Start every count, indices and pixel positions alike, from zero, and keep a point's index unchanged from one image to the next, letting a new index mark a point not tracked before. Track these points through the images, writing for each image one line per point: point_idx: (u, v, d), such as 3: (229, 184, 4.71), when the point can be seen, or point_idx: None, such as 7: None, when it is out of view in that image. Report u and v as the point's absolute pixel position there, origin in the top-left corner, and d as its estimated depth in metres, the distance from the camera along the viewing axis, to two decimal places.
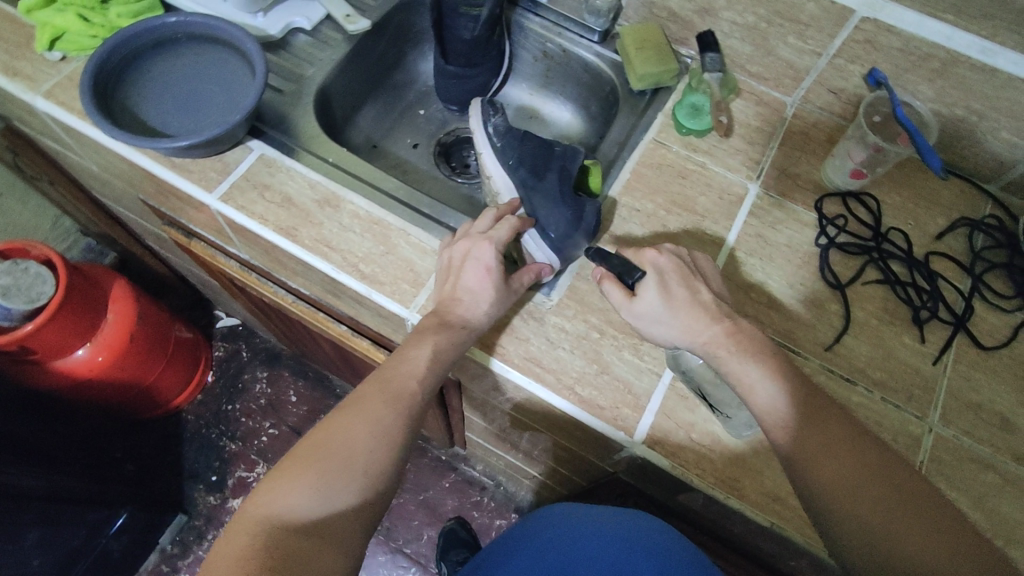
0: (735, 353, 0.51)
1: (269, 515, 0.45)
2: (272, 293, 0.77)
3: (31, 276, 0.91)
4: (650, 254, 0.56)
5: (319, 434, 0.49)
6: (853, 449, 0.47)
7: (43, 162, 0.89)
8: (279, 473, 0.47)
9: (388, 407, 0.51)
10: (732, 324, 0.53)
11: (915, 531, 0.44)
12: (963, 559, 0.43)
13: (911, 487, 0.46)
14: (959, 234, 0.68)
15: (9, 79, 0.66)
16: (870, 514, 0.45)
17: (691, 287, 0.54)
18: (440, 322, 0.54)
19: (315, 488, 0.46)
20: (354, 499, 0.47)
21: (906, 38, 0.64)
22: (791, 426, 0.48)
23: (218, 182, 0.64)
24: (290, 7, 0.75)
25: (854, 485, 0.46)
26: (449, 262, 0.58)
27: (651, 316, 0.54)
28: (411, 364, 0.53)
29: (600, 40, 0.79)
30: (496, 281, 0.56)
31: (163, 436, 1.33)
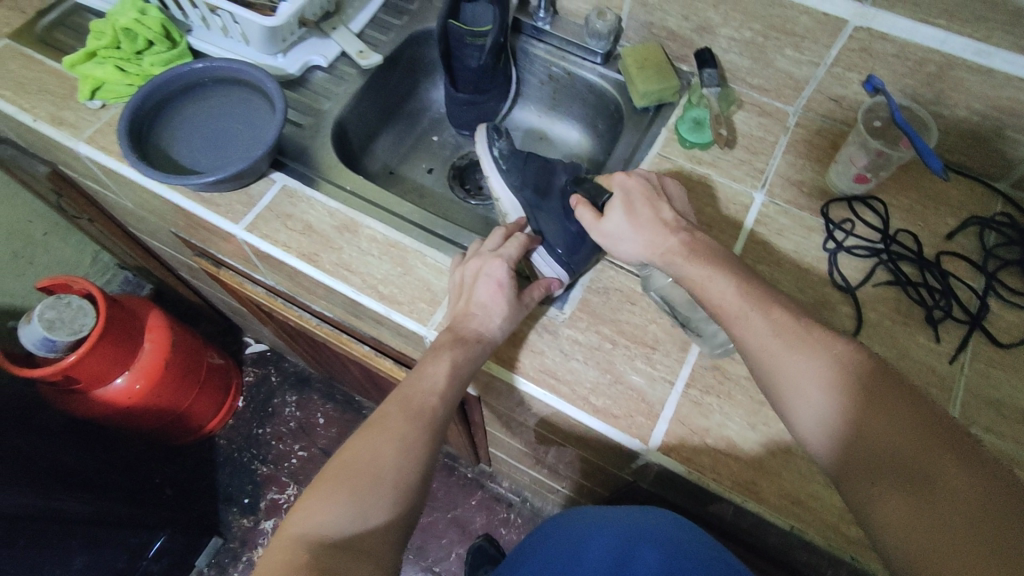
0: (689, 259, 0.55)
1: (304, 533, 0.46)
2: (299, 317, 0.81)
3: (74, 309, 0.96)
4: (618, 177, 0.61)
5: (347, 453, 0.51)
6: (833, 359, 0.46)
7: (84, 203, 0.95)
8: (311, 494, 0.49)
9: (411, 423, 0.53)
10: (689, 236, 0.56)
11: (901, 434, 0.42)
12: (954, 458, 0.41)
13: (886, 384, 0.44)
14: (970, 233, 0.68)
15: (55, 128, 0.72)
16: (855, 423, 0.44)
17: (655, 207, 0.59)
18: (455, 338, 0.57)
19: (347, 505, 0.48)
20: (385, 516, 0.49)
21: (901, 44, 0.64)
22: (769, 346, 0.48)
23: (244, 214, 0.68)
24: (307, 46, 0.79)
25: (834, 397, 0.45)
26: (461, 280, 0.61)
27: (617, 235, 0.59)
28: (429, 380, 0.55)
29: (602, 61, 0.82)
30: (508, 296, 0.59)
31: (197, 461, 1.36)
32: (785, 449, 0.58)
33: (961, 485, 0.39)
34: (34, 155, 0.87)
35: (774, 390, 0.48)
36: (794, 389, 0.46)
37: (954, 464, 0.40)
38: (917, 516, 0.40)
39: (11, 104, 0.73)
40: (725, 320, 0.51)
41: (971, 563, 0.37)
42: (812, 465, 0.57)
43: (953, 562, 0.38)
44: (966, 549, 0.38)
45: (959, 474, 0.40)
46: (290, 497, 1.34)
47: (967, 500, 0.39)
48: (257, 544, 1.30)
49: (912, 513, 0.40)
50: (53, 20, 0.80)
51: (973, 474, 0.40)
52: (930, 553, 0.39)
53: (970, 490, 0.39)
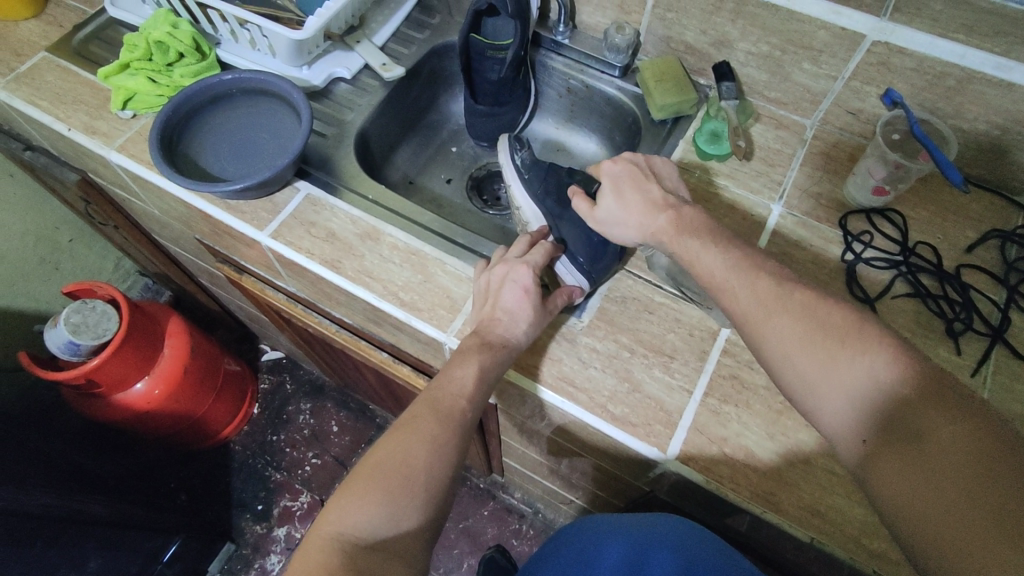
0: (677, 237, 0.56)
1: (340, 533, 0.47)
2: (318, 323, 0.82)
3: (98, 313, 0.98)
4: (606, 164, 0.63)
5: (380, 452, 0.52)
6: (813, 318, 0.48)
7: (111, 210, 0.97)
8: (344, 492, 0.50)
9: (441, 425, 0.53)
10: (676, 212, 0.58)
11: (882, 384, 0.44)
12: (938, 406, 0.42)
13: (870, 340, 0.45)
14: (990, 246, 0.68)
15: (88, 137, 0.74)
16: (839, 378, 0.45)
17: (642, 187, 0.60)
18: (481, 342, 0.57)
19: (381, 506, 0.49)
20: (417, 518, 0.50)
21: (919, 59, 0.64)
22: (759, 317, 0.49)
23: (269, 221, 0.70)
24: (331, 59, 0.81)
25: (816, 354, 0.46)
26: (487, 286, 0.61)
27: (611, 220, 0.61)
28: (458, 383, 0.55)
29: (620, 74, 0.83)
30: (534, 303, 0.59)
31: (213, 466, 1.38)
32: (804, 460, 0.57)
33: (945, 434, 0.41)
34: (66, 164, 0.90)
35: (770, 361, 0.49)
36: (778, 350, 0.48)
37: (937, 411, 0.42)
38: (911, 474, 0.41)
39: (47, 114, 0.76)
40: (716, 293, 0.53)
41: (957, 509, 0.38)
42: (831, 476, 0.57)
43: (938, 509, 0.39)
44: (953, 498, 0.39)
45: (950, 429, 0.41)
46: (303, 505, 1.34)
47: (959, 453, 0.40)
48: (270, 552, 1.30)
49: (906, 471, 0.41)
50: (89, 33, 0.83)
51: (963, 426, 0.41)
52: (918, 503, 0.40)
53: (954, 438, 0.40)
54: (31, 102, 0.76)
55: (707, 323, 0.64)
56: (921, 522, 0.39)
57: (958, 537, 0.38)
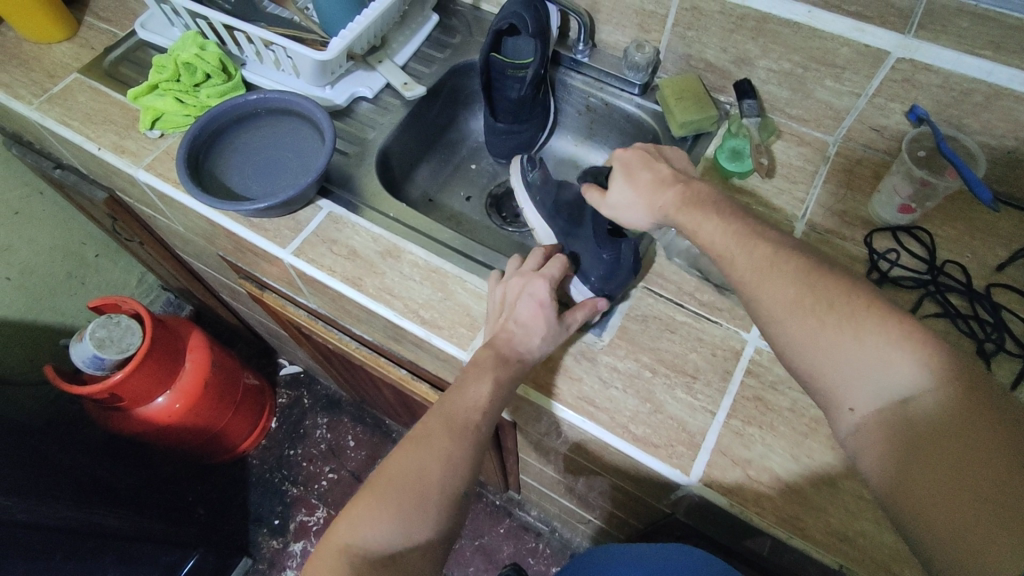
0: (686, 208, 0.56)
1: (351, 545, 0.48)
2: (338, 339, 0.83)
3: (122, 328, 0.99)
4: (617, 152, 0.64)
5: (395, 463, 0.52)
6: (807, 283, 0.47)
7: (136, 226, 0.99)
8: (358, 503, 0.50)
9: (456, 439, 0.53)
10: (686, 187, 0.58)
11: (901, 377, 0.42)
12: (926, 372, 0.42)
13: (894, 329, 0.43)
14: (1021, 265, 0.66)
15: (117, 156, 0.76)
16: (830, 343, 0.45)
17: (652, 168, 0.61)
18: (496, 356, 0.57)
19: (393, 520, 0.49)
20: (430, 531, 0.50)
21: (946, 75, 0.64)
22: (778, 303, 0.48)
23: (292, 238, 0.71)
24: (354, 79, 0.82)
25: (808, 319, 0.46)
26: (502, 299, 0.61)
27: (622, 203, 0.61)
28: (473, 398, 0.55)
29: (640, 92, 0.83)
30: (549, 318, 0.59)
31: (230, 481, 1.38)
32: (833, 484, 0.56)
33: (932, 401, 0.41)
34: (94, 182, 0.92)
35: (788, 350, 0.47)
36: (770, 316, 0.48)
37: (958, 407, 0.40)
38: (926, 474, 0.39)
39: (79, 134, 0.78)
40: (722, 263, 0.52)
41: (942, 481, 0.38)
42: (860, 501, 0.55)
43: (923, 478, 0.39)
44: (937, 467, 0.39)
45: (970, 430, 0.39)
46: (319, 520, 1.34)
47: (979, 455, 0.38)
48: (284, 567, 1.30)
49: (922, 471, 0.40)
50: (118, 56, 0.85)
51: (984, 425, 0.39)
52: (902, 472, 0.41)
53: (941, 408, 0.40)
54: (63, 123, 0.78)
55: (730, 342, 0.63)
56: (904, 491, 0.40)
57: (938, 509, 0.38)
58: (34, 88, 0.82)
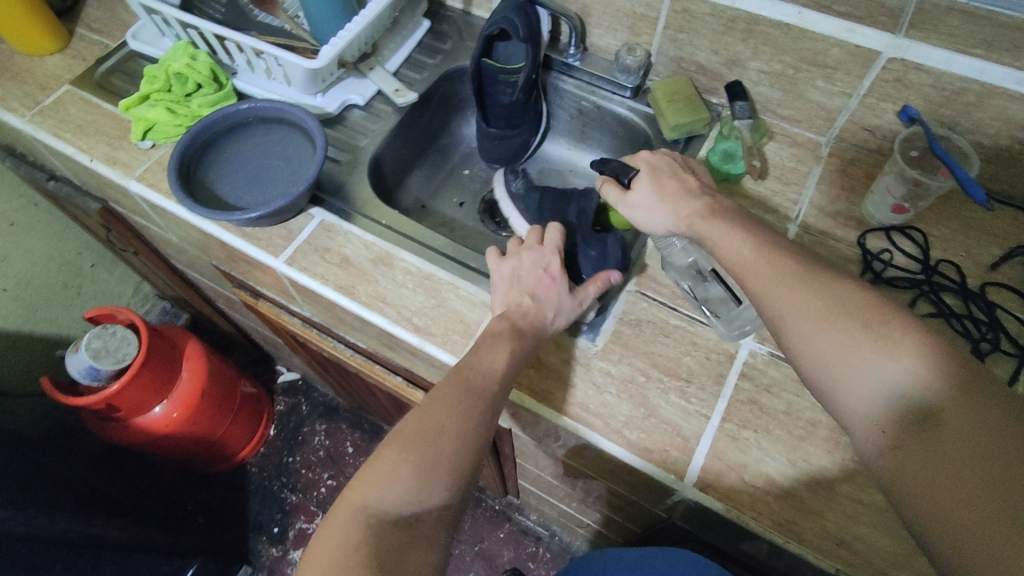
0: (709, 219, 0.56)
1: (365, 506, 0.47)
2: (333, 347, 0.83)
3: (118, 339, 0.99)
4: (644, 155, 0.64)
5: (415, 421, 0.51)
6: (829, 295, 0.47)
7: (131, 236, 0.99)
8: (373, 465, 0.49)
9: (472, 406, 0.52)
10: (712, 200, 0.58)
11: (904, 374, 0.42)
12: (950, 385, 0.41)
13: (895, 327, 0.44)
14: (1016, 263, 0.66)
15: (109, 167, 0.76)
16: (854, 356, 0.44)
17: (678, 178, 0.61)
18: (511, 327, 0.58)
19: (410, 482, 0.48)
20: (445, 495, 0.49)
21: (937, 75, 0.63)
22: (780, 303, 0.48)
23: (284, 247, 0.70)
24: (345, 86, 0.82)
25: (811, 316, 0.46)
26: (513, 271, 0.63)
27: (642, 205, 0.61)
28: (488, 366, 0.55)
29: (632, 95, 0.83)
30: (560, 290, 0.61)
31: (229, 489, 1.37)
32: (829, 488, 0.56)
33: (938, 400, 0.41)
34: (87, 193, 0.91)
35: (792, 350, 0.48)
36: (792, 328, 0.47)
37: (959, 402, 0.40)
38: (930, 470, 0.40)
39: (70, 145, 0.77)
40: (739, 276, 0.52)
41: (962, 487, 0.38)
42: (857, 504, 0.55)
43: (930, 476, 0.39)
44: (964, 480, 0.38)
45: (973, 424, 0.39)
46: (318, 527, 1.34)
47: (981, 450, 0.38)
48: None
49: (927, 467, 0.40)
50: (110, 67, 0.85)
51: (985, 420, 0.39)
52: (922, 480, 0.40)
53: (966, 421, 0.39)
54: (55, 134, 0.78)
55: (724, 346, 0.63)
56: (921, 494, 0.40)
57: (966, 524, 0.37)
58: (26, 100, 0.82)
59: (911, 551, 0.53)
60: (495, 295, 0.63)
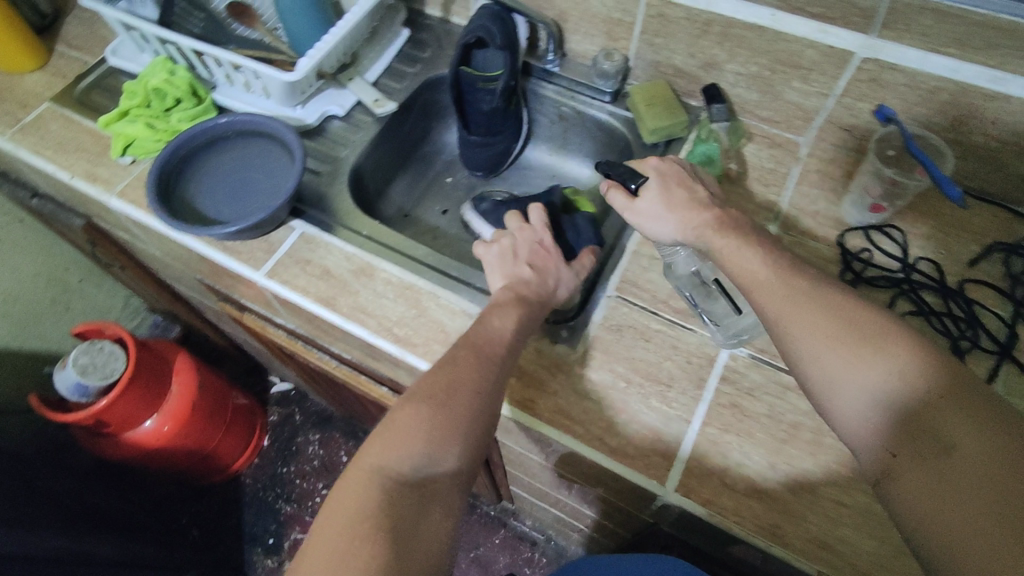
0: (718, 232, 0.56)
1: (382, 468, 0.46)
2: (318, 358, 0.83)
3: (106, 354, 0.99)
4: (653, 161, 0.64)
5: (429, 382, 0.51)
6: (843, 317, 0.47)
7: (116, 251, 0.99)
8: (388, 426, 0.49)
9: (485, 367, 0.53)
10: (722, 211, 0.58)
11: (906, 393, 0.43)
12: (964, 410, 0.41)
13: (901, 345, 0.45)
14: (995, 260, 0.66)
15: (90, 183, 0.76)
16: (868, 380, 0.44)
17: (687, 188, 0.61)
18: (517, 298, 0.60)
19: (424, 443, 0.48)
20: (457, 460, 0.49)
21: (911, 74, 0.63)
22: (787, 316, 0.48)
23: (265, 260, 0.70)
24: (324, 97, 0.82)
25: (817, 332, 0.47)
26: (511, 246, 0.64)
27: (650, 213, 0.61)
28: (497, 331, 0.56)
29: (611, 99, 0.83)
30: (557, 262, 0.65)
31: (224, 501, 1.37)
32: (811, 490, 0.56)
33: (942, 419, 0.42)
34: (71, 210, 0.91)
35: (797, 366, 0.48)
36: (804, 347, 0.47)
37: (963, 420, 0.41)
38: (933, 487, 0.40)
39: (51, 163, 0.77)
40: (748, 291, 0.52)
41: (964, 503, 0.39)
42: (840, 506, 0.55)
43: (933, 494, 0.40)
44: (978, 505, 0.38)
45: (975, 442, 0.40)
46: None
47: (983, 468, 0.39)
48: None
49: (929, 484, 0.40)
50: (89, 83, 0.85)
51: (987, 438, 0.40)
52: (925, 497, 0.40)
53: (978, 448, 0.40)
54: (35, 152, 0.78)
55: (705, 349, 0.63)
56: (924, 510, 0.40)
57: (978, 551, 0.37)
58: (6, 118, 0.82)
59: (893, 552, 0.53)
60: (492, 273, 0.64)
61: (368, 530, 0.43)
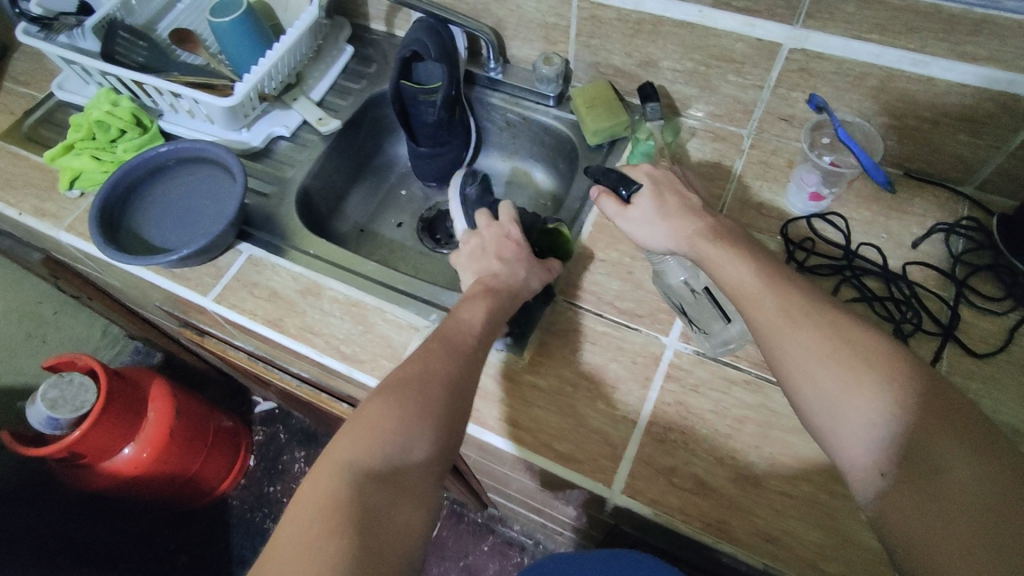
0: (713, 241, 0.54)
1: (349, 463, 0.44)
2: (279, 378, 0.83)
3: (76, 386, 0.99)
4: (646, 168, 0.62)
5: (401, 374, 0.50)
6: (839, 334, 0.46)
7: (79, 282, 0.99)
8: (355, 423, 0.47)
9: (450, 359, 0.52)
10: (714, 221, 0.57)
11: (900, 415, 0.42)
12: (955, 434, 0.41)
13: (897, 365, 0.44)
14: (936, 240, 0.66)
15: (38, 219, 0.76)
16: (860, 398, 0.43)
17: (680, 195, 0.59)
18: (486, 289, 0.60)
19: (394, 436, 0.46)
20: (428, 448, 0.47)
21: (838, 62, 0.64)
22: (779, 332, 0.47)
23: (213, 285, 0.71)
24: (270, 119, 0.83)
25: (811, 348, 0.46)
26: (479, 245, 0.65)
27: (642, 220, 0.59)
28: (466, 324, 0.56)
29: (555, 104, 0.83)
30: (527, 253, 0.64)
31: (212, 525, 1.37)
32: (757, 484, 0.56)
33: (932, 442, 0.41)
34: (29, 245, 0.92)
35: (789, 382, 0.46)
36: (797, 364, 0.46)
37: (957, 444, 0.41)
38: (924, 509, 0.40)
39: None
40: (740, 302, 0.50)
41: (954, 527, 0.38)
42: (785, 498, 0.55)
43: (925, 517, 0.39)
44: (966, 530, 0.38)
45: (967, 467, 0.40)
46: None
47: (973, 491, 0.39)
48: None
49: (919, 506, 0.40)
50: (37, 118, 0.85)
51: (978, 463, 0.40)
52: (913, 521, 0.40)
53: (966, 470, 0.39)
54: None
55: (649, 348, 0.63)
56: (913, 532, 0.40)
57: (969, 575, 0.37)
58: None
59: (838, 542, 0.53)
60: (464, 271, 0.65)
61: (333, 528, 0.40)
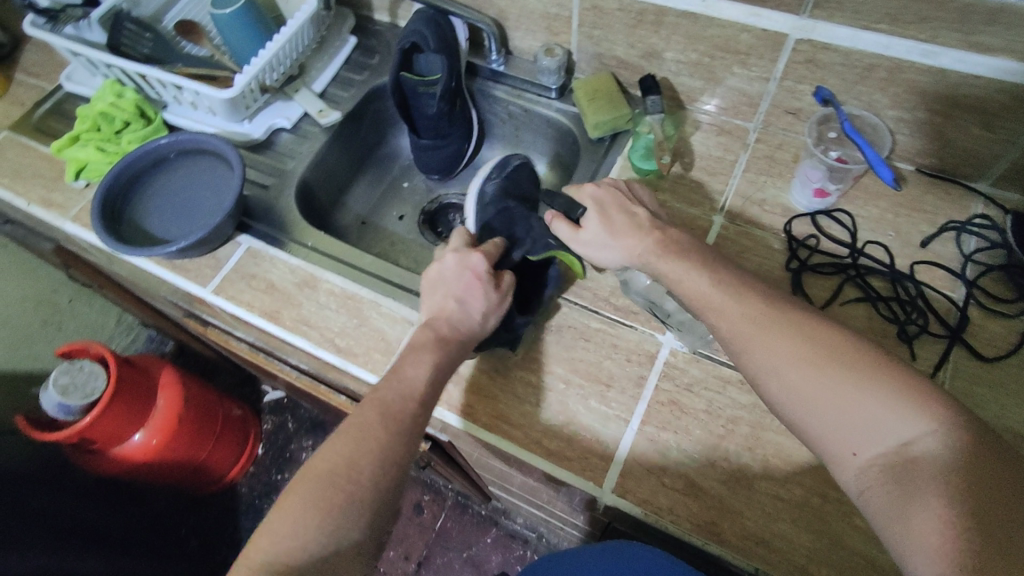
0: (663, 257, 0.54)
1: (268, 561, 0.44)
2: (279, 369, 0.83)
3: (86, 372, 1.01)
4: (588, 188, 0.61)
5: (329, 457, 0.48)
6: (808, 334, 0.45)
7: (90, 271, 1.01)
8: (275, 515, 0.46)
9: (385, 430, 0.50)
10: (661, 233, 0.56)
11: (881, 407, 0.42)
12: (935, 418, 0.40)
13: (871, 358, 0.43)
14: (947, 239, 0.64)
15: (45, 209, 0.78)
16: (837, 393, 0.43)
17: (627, 211, 0.58)
18: (438, 338, 0.55)
19: (316, 531, 0.45)
20: (356, 536, 0.46)
21: (845, 53, 0.61)
22: (752, 335, 0.47)
23: (212, 276, 0.71)
24: (271, 110, 0.83)
25: (784, 348, 0.45)
26: (436, 276, 0.60)
27: (597, 243, 0.59)
28: (410, 384, 0.53)
29: (557, 95, 0.82)
30: (486, 288, 0.59)
31: (224, 510, 1.41)
32: (750, 485, 0.55)
33: (912, 431, 0.41)
34: (40, 234, 0.93)
35: (765, 383, 0.46)
36: (772, 366, 0.46)
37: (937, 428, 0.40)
38: (911, 498, 0.39)
39: (9, 190, 0.79)
40: (704, 314, 0.50)
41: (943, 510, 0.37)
42: (778, 501, 0.54)
43: (913, 506, 0.39)
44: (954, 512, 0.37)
45: (950, 449, 0.39)
46: None
47: (956, 471, 0.38)
48: None
49: (906, 495, 0.39)
50: (47, 109, 0.87)
51: (959, 444, 0.39)
52: (901, 513, 0.39)
53: (946, 450, 0.39)
54: None
55: (644, 346, 0.62)
56: (902, 522, 0.39)
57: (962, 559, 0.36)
58: None
59: (832, 545, 0.52)
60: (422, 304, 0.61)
61: None
